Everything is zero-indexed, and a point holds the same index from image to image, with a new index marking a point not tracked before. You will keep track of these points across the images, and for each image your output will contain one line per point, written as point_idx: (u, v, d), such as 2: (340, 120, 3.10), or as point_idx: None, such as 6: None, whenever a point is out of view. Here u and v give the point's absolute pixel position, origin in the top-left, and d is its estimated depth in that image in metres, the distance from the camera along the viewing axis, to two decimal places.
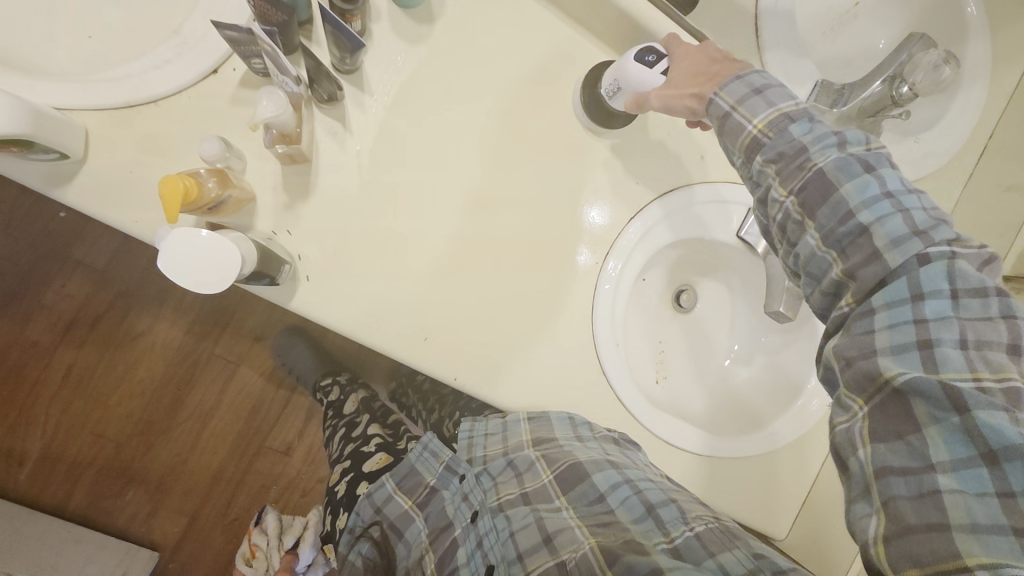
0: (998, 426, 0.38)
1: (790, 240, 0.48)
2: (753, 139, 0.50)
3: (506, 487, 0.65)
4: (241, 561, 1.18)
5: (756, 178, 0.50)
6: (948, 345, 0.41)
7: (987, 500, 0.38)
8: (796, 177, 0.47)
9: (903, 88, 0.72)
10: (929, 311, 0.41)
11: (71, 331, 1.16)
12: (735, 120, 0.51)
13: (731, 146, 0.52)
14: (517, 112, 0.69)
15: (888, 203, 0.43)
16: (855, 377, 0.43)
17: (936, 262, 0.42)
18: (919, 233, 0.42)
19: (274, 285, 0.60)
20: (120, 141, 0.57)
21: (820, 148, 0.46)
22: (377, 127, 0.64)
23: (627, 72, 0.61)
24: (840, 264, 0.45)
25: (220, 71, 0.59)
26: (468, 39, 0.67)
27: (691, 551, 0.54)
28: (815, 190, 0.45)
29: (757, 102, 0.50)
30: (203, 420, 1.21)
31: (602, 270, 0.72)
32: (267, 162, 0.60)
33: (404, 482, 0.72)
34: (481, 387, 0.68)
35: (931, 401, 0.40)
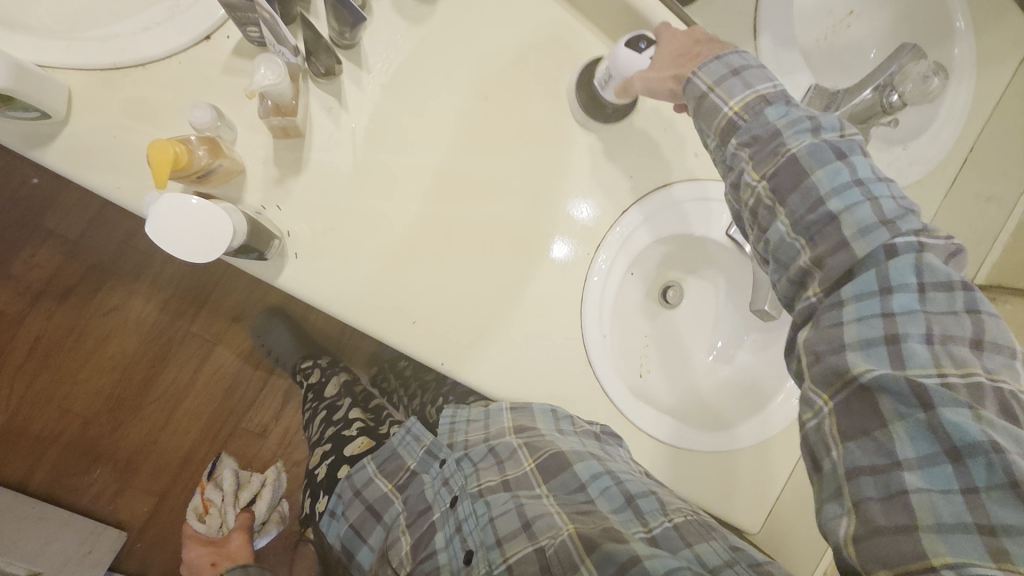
0: (961, 421, 0.38)
1: (761, 226, 0.49)
2: (729, 121, 0.51)
3: (486, 473, 0.65)
4: (192, 515, 1.16)
5: (729, 162, 0.51)
6: (914, 340, 0.41)
7: (951, 497, 0.38)
8: (769, 162, 0.47)
9: (893, 96, 0.73)
10: (896, 305, 0.41)
11: (39, 302, 1.12)
12: (712, 101, 0.52)
13: (706, 129, 0.53)
14: (515, 98, 0.69)
15: (858, 191, 0.44)
16: (822, 372, 0.44)
17: (903, 256, 0.42)
18: (887, 223, 0.43)
19: (262, 260, 0.59)
20: (104, 103, 0.54)
21: (793, 132, 0.47)
22: (373, 106, 0.63)
23: (617, 57, 0.61)
24: (808, 251, 0.45)
25: (213, 38, 0.57)
26: (469, 19, 0.66)
27: (668, 540, 0.54)
28: (787, 174, 0.46)
29: (734, 83, 0.51)
30: (176, 399, 1.18)
31: (592, 262, 0.73)
32: (259, 135, 0.59)
33: (385, 465, 0.72)
34: (468, 373, 0.68)
35: (898, 397, 0.40)
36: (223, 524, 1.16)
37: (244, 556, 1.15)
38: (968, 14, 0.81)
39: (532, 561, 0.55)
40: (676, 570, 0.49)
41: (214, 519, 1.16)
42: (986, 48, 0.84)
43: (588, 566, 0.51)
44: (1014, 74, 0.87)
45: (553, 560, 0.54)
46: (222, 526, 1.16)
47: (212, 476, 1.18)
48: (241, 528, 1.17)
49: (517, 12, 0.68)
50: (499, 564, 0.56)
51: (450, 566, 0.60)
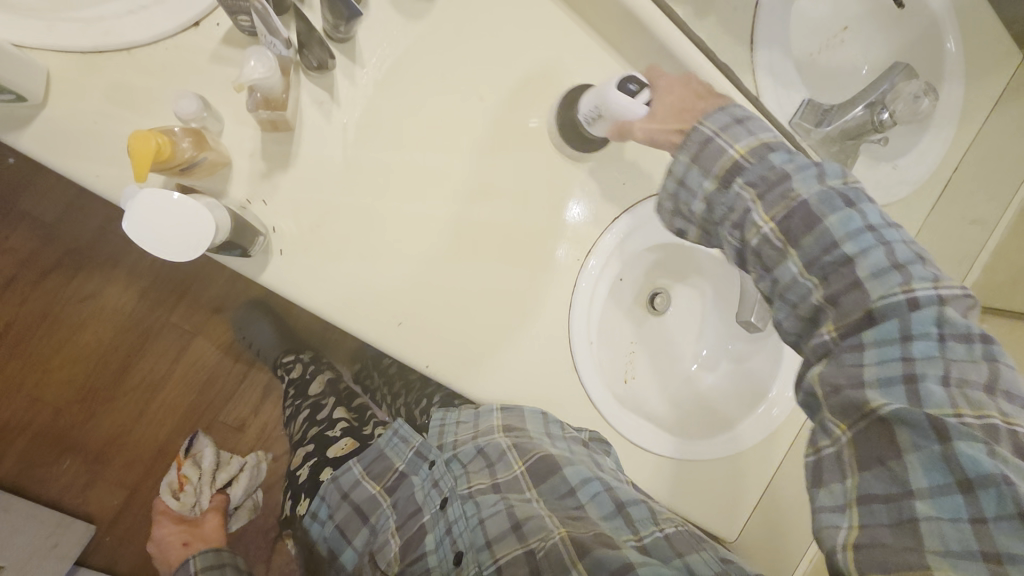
0: (976, 456, 0.39)
1: (767, 266, 0.49)
2: (734, 162, 0.50)
3: (477, 475, 0.65)
4: (167, 492, 1.12)
5: (731, 203, 0.51)
6: (932, 381, 0.42)
7: (959, 524, 0.40)
8: (779, 206, 0.47)
9: (884, 114, 0.76)
10: (917, 351, 0.43)
11: (10, 287, 1.08)
12: (717, 144, 0.51)
13: (704, 171, 0.52)
14: (507, 99, 0.68)
15: (871, 236, 0.45)
16: (840, 403, 0.44)
17: (925, 308, 0.43)
18: (899, 267, 0.44)
19: (245, 257, 0.58)
20: (85, 87, 0.52)
21: (801, 178, 0.48)
22: (366, 101, 0.62)
23: (609, 101, 0.62)
24: (820, 290, 0.46)
25: (203, 25, 0.55)
26: (470, 20, 0.65)
27: (659, 549, 0.55)
28: (798, 219, 0.47)
29: (739, 129, 0.51)
30: (151, 390, 1.16)
31: (582, 267, 0.73)
32: (247, 127, 0.57)
33: (373, 466, 0.70)
34: (454, 378, 0.67)
35: (915, 430, 0.41)
36: (196, 502, 1.13)
37: (216, 539, 1.12)
38: (959, 37, 0.83)
39: (522, 563, 0.56)
40: None
41: (189, 497, 1.13)
42: (974, 71, 0.86)
43: (579, 570, 0.53)
44: (1001, 96, 0.89)
45: (542, 563, 0.55)
46: (195, 505, 1.12)
47: (190, 454, 1.14)
48: (215, 509, 1.14)
49: (518, 14, 0.67)
50: (489, 565, 0.58)
51: (440, 567, 0.61)
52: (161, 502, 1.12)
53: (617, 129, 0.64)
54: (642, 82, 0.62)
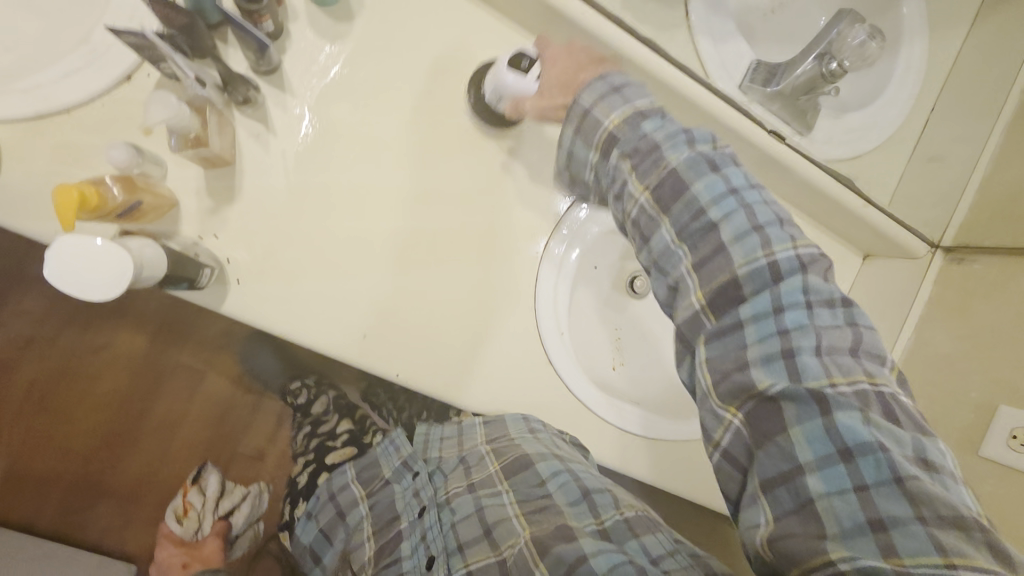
0: (853, 425, 0.40)
1: (644, 236, 0.50)
2: (609, 134, 0.52)
3: (454, 481, 0.68)
4: (172, 516, 1.17)
5: (612, 175, 0.53)
6: (807, 352, 0.42)
7: (846, 496, 0.39)
8: (653, 174, 0.49)
9: (833, 64, 0.74)
10: (789, 321, 0.43)
11: (29, 347, 1.15)
12: (594, 116, 0.53)
13: (587, 144, 0.54)
14: (444, 107, 0.69)
15: (733, 200, 0.47)
16: (729, 388, 0.44)
17: (789, 277, 0.44)
18: (757, 230, 0.46)
19: (200, 290, 0.60)
20: (32, 151, 0.56)
21: (671, 145, 0.50)
22: (301, 127, 0.64)
23: (503, 79, 0.61)
24: (690, 257, 0.47)
25: (135, 78, 0.57)
26: (394, 35, 0.66)
27: (617, 532, 0.55)
28: (669, 184, 0.48)
29: (615, 99, 0.53)
30: (170, 430, 1.21)
31: (543, 257, 0.75)
32: (188, 167, 0.60)
33: (363, 473, 0.75)
34: (424, 381, 0.70)
35: (799, 404, 0.41)
36: (198, 529, 1.17)
37: (214, 562, 1.16)
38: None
39: (492, 565, 0.57)
40: (618, 566, 0.49)
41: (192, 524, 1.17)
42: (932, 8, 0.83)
43: (541, 570, 0.53)
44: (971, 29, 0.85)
45: (511, 567, 0.56)
46: (197, 530, 1.17)
47: (198, 481, 1.20)
48: (217, 535, 1.17)
49: (442, 23, 0.68)
50: (460, 570, 0.59)
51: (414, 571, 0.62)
52: (166, 528, 1.17)
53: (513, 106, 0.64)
54: (535, 56, 0.61)
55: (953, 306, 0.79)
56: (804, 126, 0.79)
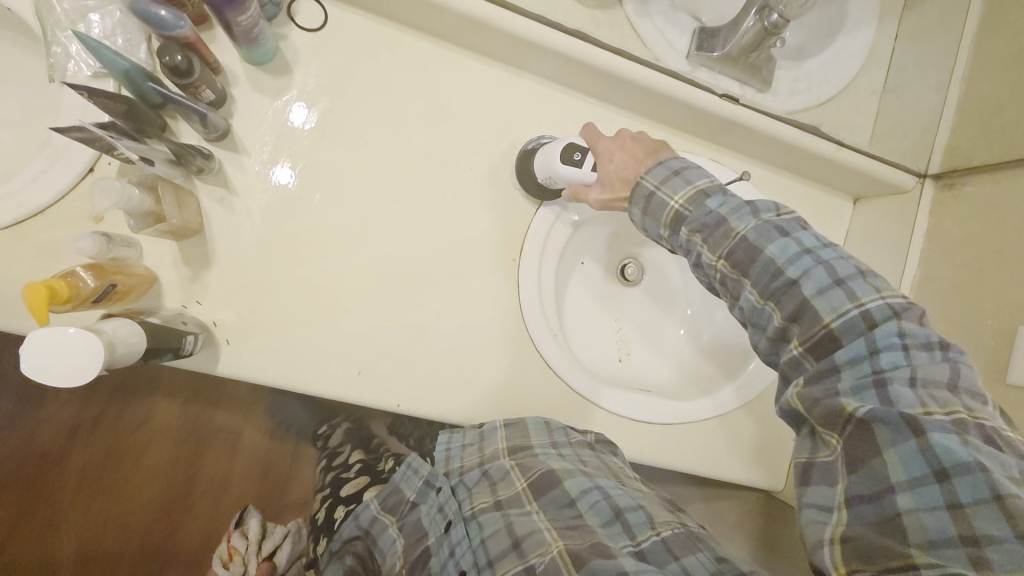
0: (950, 446, 0.41)
1: (733, 294, 0.54)
2: (676, 213, 0.56)
3: (480, 497, 0.67)
4: (218, 563, 1.11)
5: (686, 247, 0.57)
6: (900, 383, 0.44)
7: (937, 513, 0.41)
8: (723, 244, 0.53)
9: (774, 16, 0.71)
10: (884, 362, 0.45)
11: (75, 435, 1.21)
12: (659, 198, 0.58)
13: (656, 221, 0.58)
14: (396, 137, 0.70)
15: (809, 259, 0.50)
16: (823, 412, 0.46)
17: (883, 323, 0.46)
18: (840, 284, 0.48)
19: (192, 355, 0.62)
20: (17, 257, 0.59)
21: (738, 217, 0.53)
22: (262, 184, 0.66)
23: (559, 172, 0.66)
24: (778, 313, 0.50)
25: (97, 168, 0.60)
26: (331, 78, 0.68)
27: (656, 554, 0.55)
28: (745, 250, 0.51)
29: (677, 182, 0.57)
30: (218, 491, 1.25)
31: (521, 266, 0.74)
32: (162, 242, 0.62)
33: (387, 500, 0.75)
34: (426, 405, 0.71)
35: (891, 427, 0.43)
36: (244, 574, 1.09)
37: None
38: None
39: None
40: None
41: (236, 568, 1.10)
42: None
43: None
44: None
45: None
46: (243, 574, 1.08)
47: (239, 526, 1.14)
48: None
49: (377, 57, 0.69)
50: None
51: None
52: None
53: (573, 194, 0.68)
54: (585, 148, 0.66)
55: (952, 233, 0.76)
56: (761, 80, 0.78)
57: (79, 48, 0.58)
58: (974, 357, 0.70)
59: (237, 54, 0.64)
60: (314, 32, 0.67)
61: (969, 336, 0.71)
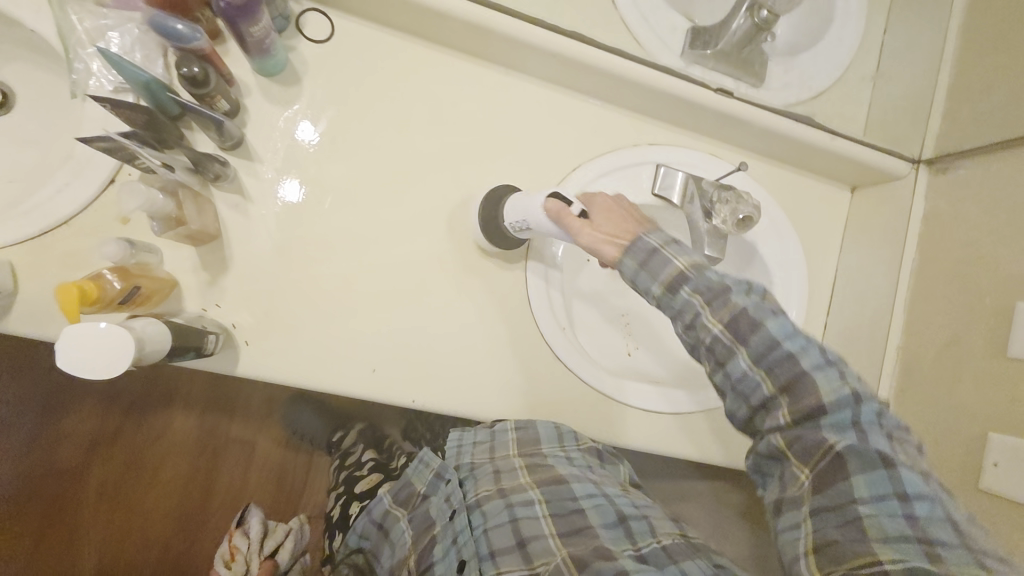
0: (913, 476, 0.46)
1: (718, 359, 0.52)
2: (680, 272, 0.54)
3: (483, 485, 0.69)
4: (219, 562, 1.14)
5: (678, 307, 0.54)
6: (874, 432, 0.48)
7: (896, 518, 0.45)
8: (726, 310, 0.51)
9: (764, 13, 0.74)
10: (862, 418, 0.48)
11: (94, 450, 1.22)
12: (662, 256, 0.55)
13: (652, 275, 0.55)
14: (403, 142, 0.73)
15: (802, 338, 0.50)
16: (803, 446, 0.48)
17: (868, 401, 0.49)
18: (831, 363, 0.49)
19: (211, 356, 0.64)
20: (43, 265, 0.61)
21: (739, 290, 0.52)
22: (275, 190, 0.68)
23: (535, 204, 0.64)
24: (771, 385, 0.50)
25: (118, 179, 0.63)
26: (339, 86, 0.70)
27: (656, 557, 0.58)
28: (743, 321, 0.50)
29: (678, 247, 0.56)
30: (235, 503, 1.27)
31: (527, 262, 0.76)
32: (181, 248, 0.65)
33: (400, 493, 0.76)
34: (439, 401, 0.72)
35: (862, 456, 0.47)
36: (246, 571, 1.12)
37: None
38: None
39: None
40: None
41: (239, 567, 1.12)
42: None
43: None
44: None
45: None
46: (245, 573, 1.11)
47: (240, 525, 1.18)
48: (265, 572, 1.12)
49: (383, 65, 0.72)
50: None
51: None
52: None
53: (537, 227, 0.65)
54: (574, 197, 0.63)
55: (949, 217, 0.77)
56: (755, 76, 0.80)
57: (101, 65, 0.61)
58: (977, 336, 0.71)
59: (249, 67, 0.67)
60: (322, 43, 0.70)
61: (971, 316, 0.72)
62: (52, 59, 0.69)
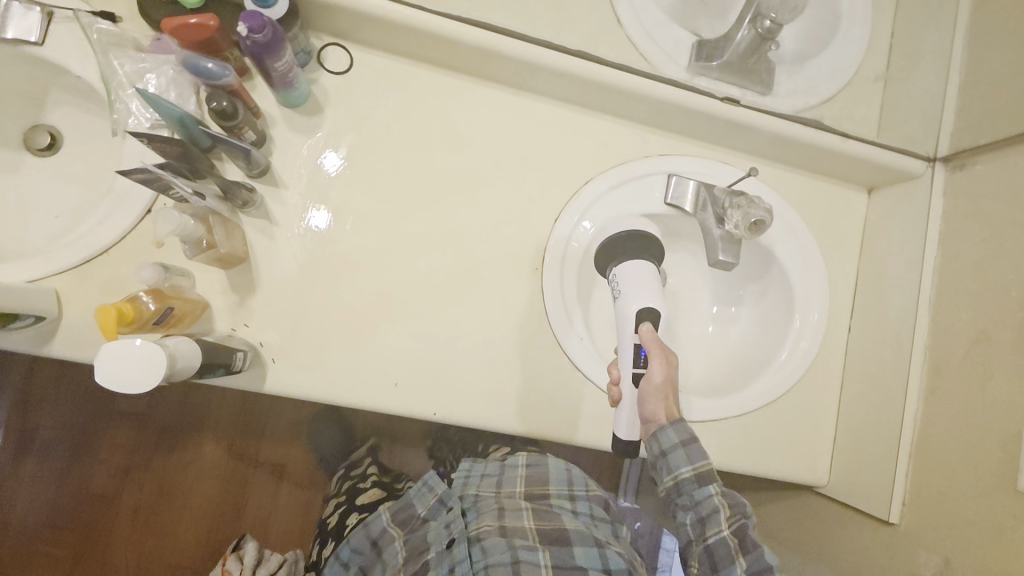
0: None
1: (709, 542, 0.66)
2: (705, 468, 0.68)
3: (486, 519, 0.70)
4: None
5: (686, 490, 0.69)
6: None
7: None
8: (727, 500, 0.68)
9: (767, 22, 0.75)
10: None
11: (128, 476, 1.26)
12: (695, 449, 0.69)
13: (687, 462, 0.68)
14: (419, 163, 0.75)
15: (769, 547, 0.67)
16: None
17: None
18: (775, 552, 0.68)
19: (241, 373, 0.67)
20: (85, 291, 0.65)
21: (735, 499, 0.69)
22: (299, 214, 0.72)
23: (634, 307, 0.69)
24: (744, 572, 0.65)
25: (153, 209, 0.67)
26: (358, 113, 0.74)
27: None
28: (745, 535, 0.66)
29: (697, 449, 0.69)
30: (263, 527, 1.29)
31: (543, 275, 0.77)
32: (212, 271, 0.68)
33: (399, 514, 0.78)
34: (460, 413, 0.74)
35: None
36: None
37: None
38: None
39: None
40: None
41: None
42: None
43: None
44: None
45: None
46: None
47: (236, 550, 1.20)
48: None
49: (399, 92, 0.75)
50: None
51: None
52: None
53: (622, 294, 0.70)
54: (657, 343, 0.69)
55: (968, 214, 0.76)
56: (762, 85, 0.82)
57: (139, 105, 0.66)
58: (1007, 333, 0.68)
59: (274, 99, 0.71)
60: (341, 74, 0.74)
61: (998, 313, 0.69)
62: (97, 102, 0.75)
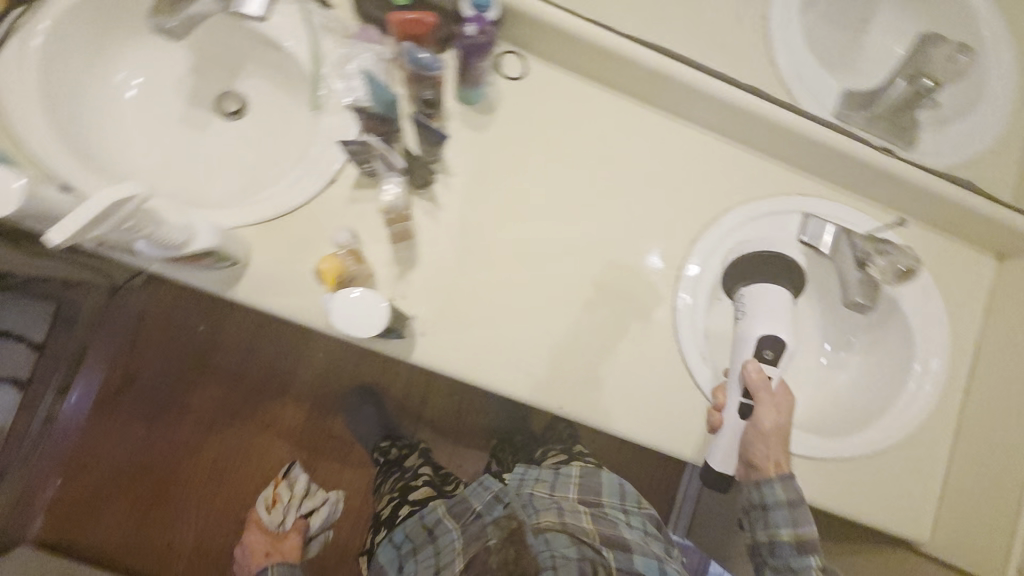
0: None
1: None
2: (804, 535, 0.71)
3: (546, 515, 0.74)
4: (263, 505, 1.29)
5: (766, 538, 0.73)
6: None
7: None
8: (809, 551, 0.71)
9: (926, 81, 0.81)
10: None
11: (212, 429, 1.34)
12: (802, 514, 0.71)
13: (792, 520, 0.71)
14: (574, 171, 0.80)
15: None
16: None
17: None
18: None
19: (395, 339, 0.72)
20: (271, 245, 0.72)
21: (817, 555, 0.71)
22: (461, 202, 0.77)
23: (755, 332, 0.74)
24: None
25: (337, 180, 0.74)
26: (527, 117, 0.79)
27: None
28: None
29: (802, 514, 0.71)
30: (328, 496, 1.36)
31: (676, 292, 0.80)
32: (381, 243, 0.74)
33: (454, 507, 0.84)
34: (581, 410, 0.77)
35: None
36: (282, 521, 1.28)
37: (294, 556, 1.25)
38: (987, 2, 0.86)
39: None
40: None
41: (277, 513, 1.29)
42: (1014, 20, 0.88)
43: None
44: None
45: None
46: (281, 523, 1.28)
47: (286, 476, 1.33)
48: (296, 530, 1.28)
49: (566, 103, 0.80)
50: None
51: None
52: (256, 515, 1.29)
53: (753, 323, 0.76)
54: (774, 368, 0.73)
55: None
56: (908, 141, 0.84)
57: (340, 86, 0.73)
58: None
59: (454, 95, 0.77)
60: (516, 80, 0.79)
61: None
62: (291, 79, 0.82)
